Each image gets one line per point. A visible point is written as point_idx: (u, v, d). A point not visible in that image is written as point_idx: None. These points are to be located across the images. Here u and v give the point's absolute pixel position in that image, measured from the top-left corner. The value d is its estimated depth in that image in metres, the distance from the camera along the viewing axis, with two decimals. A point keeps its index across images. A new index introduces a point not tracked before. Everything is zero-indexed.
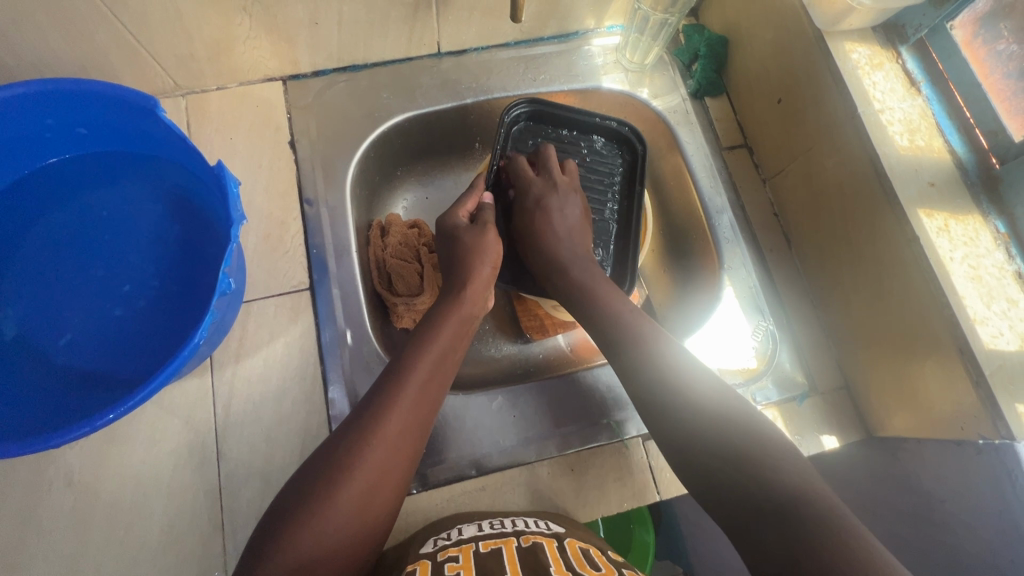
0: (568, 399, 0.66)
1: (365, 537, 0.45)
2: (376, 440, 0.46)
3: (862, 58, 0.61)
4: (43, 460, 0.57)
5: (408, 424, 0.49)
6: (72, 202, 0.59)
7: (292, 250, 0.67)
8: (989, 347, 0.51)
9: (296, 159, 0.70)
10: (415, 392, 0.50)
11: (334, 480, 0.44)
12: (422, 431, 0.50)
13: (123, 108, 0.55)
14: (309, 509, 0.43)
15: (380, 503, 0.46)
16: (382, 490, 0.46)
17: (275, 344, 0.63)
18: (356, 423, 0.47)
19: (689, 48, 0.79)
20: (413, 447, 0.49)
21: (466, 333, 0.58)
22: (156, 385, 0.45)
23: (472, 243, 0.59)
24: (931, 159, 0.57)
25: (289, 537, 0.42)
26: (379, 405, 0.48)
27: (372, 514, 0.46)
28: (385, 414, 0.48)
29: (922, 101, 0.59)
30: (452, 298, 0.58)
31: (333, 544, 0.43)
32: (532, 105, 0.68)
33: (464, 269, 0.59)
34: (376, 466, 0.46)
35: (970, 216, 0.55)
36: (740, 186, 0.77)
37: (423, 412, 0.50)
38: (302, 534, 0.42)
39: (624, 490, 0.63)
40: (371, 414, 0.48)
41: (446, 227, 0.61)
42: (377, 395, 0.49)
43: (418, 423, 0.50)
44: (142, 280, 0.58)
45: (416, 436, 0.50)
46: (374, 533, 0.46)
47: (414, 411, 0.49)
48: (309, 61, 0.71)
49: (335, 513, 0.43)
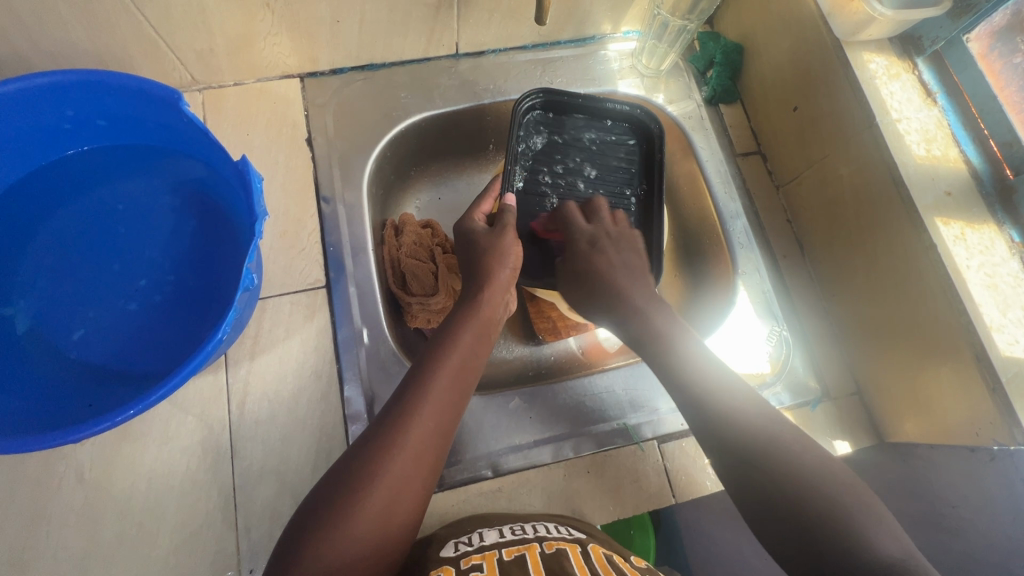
0: (587, 402, 0.66)
1: (390, 546, 0.45)
2: (398, 448, 0.46)
3: (880, 69, 0.62)
4: (54, 456, 0.56)
5: (429, 433, 0.48)
6: (88, 195, 0.59)
7: (308, 247, 0.66)
8: (1006, 355, 0.52)
9: (313, 157, 0.70)
10: (436, 398, 0.49)
11: (355, 489, 0.44)
12: (445, 437, 0.50)
13: (145, 102, 0.54)
14: (335, 518, 0.43)
15: (403, 512, 0.46)
16: (404, 500, 0.46)
17: (291, 342, 0.63)
18: (376, 432, 0.47)
19: (704, 55, 0.80)
20: (435, 456, 0.49)
21: (485, 338, 0.57)
22: (179, 381, 0.45)
23: (489, 245, 0.59)
24: (947, 169, 0.58)
25: (314, 544, 0.41)
26: (399, 413, 0.48)
27: (397, 522, 0.45)
28: (407, 422, 0.47)
29: (938, 111, 0.60)
30: (471, 302, 0.57)
31: (356, 554, 0.42)
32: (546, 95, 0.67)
33: (484, 271, 0.58)
34: (398, 475, 0.45)
35: (985, 224, 0.56)
36: (753, 193, 0.77)
37: (446, 416, 0.50)
38: (327, 544, 0.42)
39: (640, 493, 0.63)
40: (394, 419, 0.48)
41: (462, 230, 0.62)
42: (399, 401, 0.49)
43: (441, 428, 0.49)
44: (159, 275, 0.57)
45: (438, 445, 0.49)
46: (397, 544, 0.45)
47: (435, 419, 0.49)
48: (328, 59, 0.71)
49: (357, 523, 0.43)
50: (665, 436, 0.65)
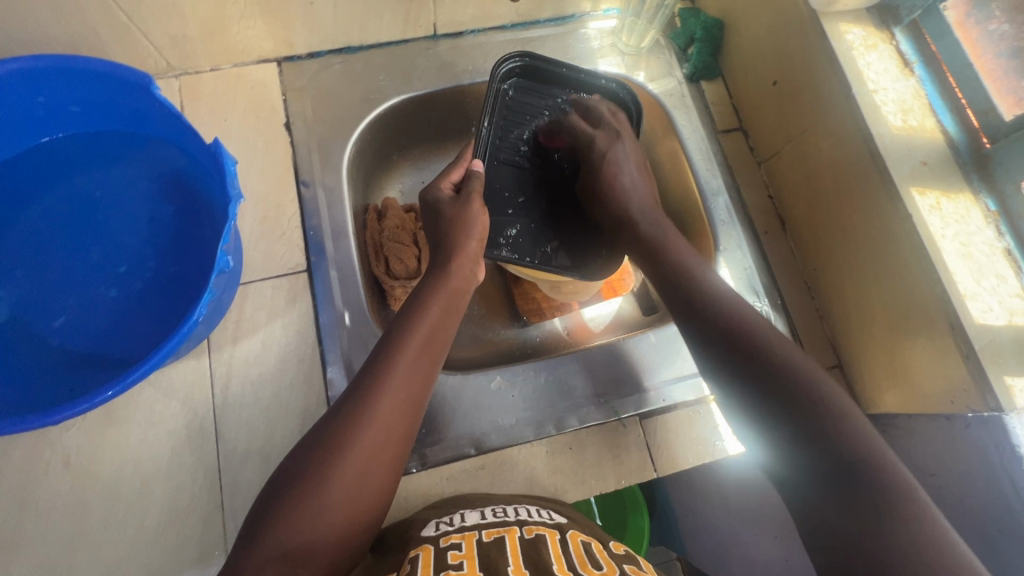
0: (570, 380, 0.66)
1: (364, 513, 0.46)
2: (366, 420, 0.47)
3: (857, 39, 0.62)
4: (41, 442, 0.57)
5: (398, 403, 0.48)
6: (64, 182, 0.59)
7: (289, 232, 0.66)
8: (980, 322, 0.52)
9: (292, 141, 0.70)
10: (404, 369, 0.50)
11: (325, 462, 0.45)
12: (417, 407, 0.50)
13: (116, 86, 0.54)
14: (308, 489, 0.43)
15: (376, 480, 0.46)
16: (376, 468, 0.46)
17: (273, 326, 0.63)
18: (345, 405, 0.48)
19: (685, 32, 0.79)
20: (407, 424, 0.49)
21: (455, 307, 0.57)
22: (155, 362, 0.45)
23: (455, 215, 0.59)
24: (924, 139, 0.58)
25: (287, 514, 0.42)
26: (367, 386, 0.48)
27: (370, 490, 0.46)
28: (377, 393, 0.48)
29: (915, 82, 0.60)
30: (440, 272, 0.57)
31: (327, 524, 0.43)
32: (522, 59, 0.66)
33: (450, 242, 0.58)
34: (368, 446, 0.46)
35: (960, 193, 0.56)
36: (735, 169, 0.77)
37: (416, 385, 0.50)
38: (301, 512, 0.43)
39: (622, 468, 0.64)
40: (365, 390, 0.48)
41: (428, 200, 0.61)
42: (369, 372, 0.49)
43: (412, 397, 0.50)
44: (138, 261, 0.57)
45: (409, 415, 0.49)
46: (372, 511, 0.46)
47: (404, 389, 0.49)
48: (305, 42, 0.70)
49: (327, 494, 0.44)
50: (647, 412, 0.66)
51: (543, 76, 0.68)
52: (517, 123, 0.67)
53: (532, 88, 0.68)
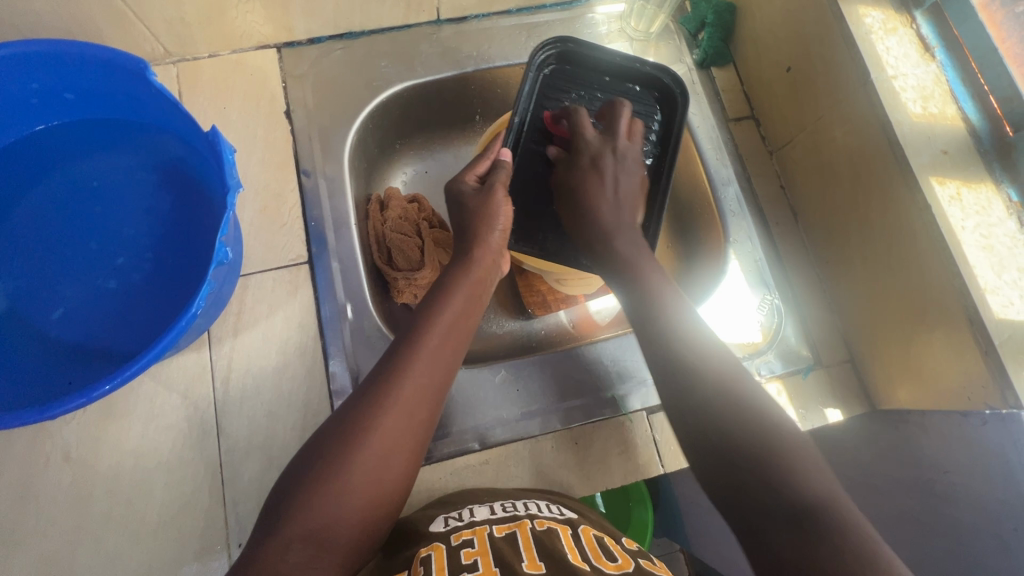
0: (576, 373, 0.65)
1: (383, 502, 0.45)
2: (389, 406, 0.46)
3: (876, 23, 0.59)
4: (40, 435, 0.56)
5: (421, 390, 0.47)
6: (60, 171, 0.57)
7: (290, 222, 0.65)
8: (1000, 317, 0.50)
9: (292, 130, 0.68)
10: (425, 357, 0.49)
11: (345, 448, 0.44)
12: (438, 396, 0.49)
13: (111, 71, 0.53)
14: (325, 474, 0.43)
15: (396, 468, 0.45)
16: (397, 456, 0.45)
17: (274, 318, 0.62)
18: (366, 391, 0.47)
19: (696, 16, 0.77)
20: (429, 413, 0.48)
21: (478, 295, 0.56)
22: (154, 355, 0.44)
23: (479, 205, 0.57)
24: (945, 127, 0.55)
25: (304, 499, 0.41)
26: (389, 373, 0.47)
27: (390, 478, 0.45)
28: (397, 381, 0.47)
29: (937, 67, 0.58)
30: (462, 263, 0.56)
31: (348, 510, 0.42)
32: (560, 46, 0.63)
33: (472, 229, 0.57)
34: (388, 432, 0.45)
35: (982, 183, 0.54)
36: (747, 159, 0.75)
37: (438, 375, 0.49)
38: (318, 498, 0.42)
39: (629, 464, 0.62)
40: (385, 378, 0.47)
41: (453, 193, 0.60)
42: (389, 360, 0.49)
43: (433, 387, 0.48)
44: (136, 252, 0.56)
45: (430, 403, 0.48)
46: (391, 500, 0.45)
47: (427, 375, 0.48)
48: (305, 27, 0.68)
49: (346, 480, 0.43)
50: (655, 407, 0.65)
51: (582, 63, 0.65)
52: (553, 109, 0.64)
53: (571, 73, 0.65)
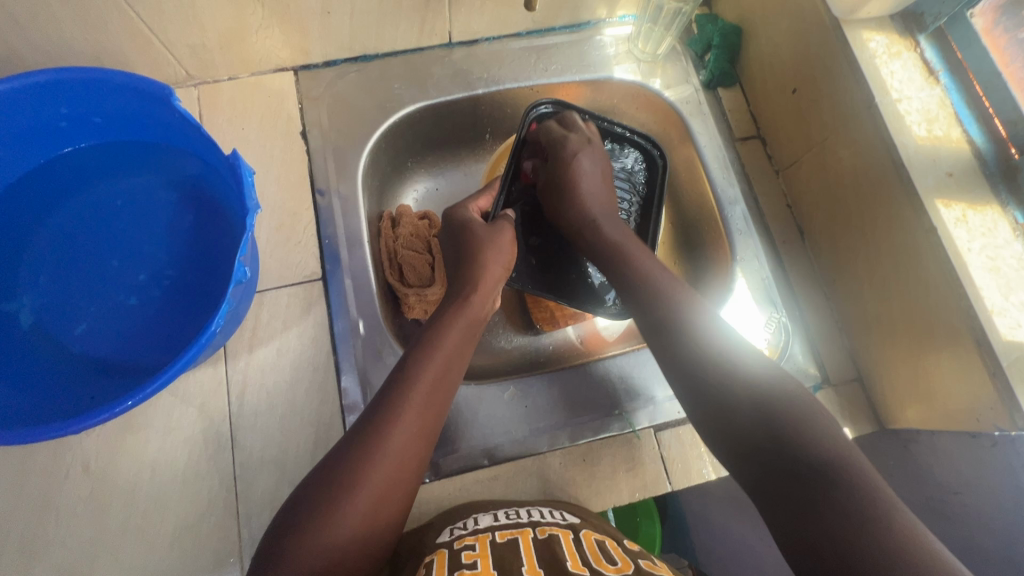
0: (583, 391, 0.66)
1: (375, 542, 0.45)
2: (382, 450, 0.45)
3: (880, 47, 0.60)
4: (61, 448, 0.58)
5: (414, 434, 0.47)
6: (86, 191, 0.60)
7: (304, 240, 0.67)
8: (1008, 338, 0.50)
9: (308, 150, 0.70)
10: (421, 397, 0.48)
11: (338, 493, 0.43)
12: (430, 435, 0.49)
13: (137, 97, 0.55)
14: (320, 517, 0.42)
15: (389, 510, 0.45)
16: (390, 497, 0.45)
17: (288, 334, 0.63)
18: (361, 430, 0.46)
19: (703, 38, 0.78)
20: (422, 453, 0.48)
21: (472, 334, 0.55)
22: (174, 372, 0.46)
23: (486, 237, 0.59)
24: (949, 149, 0.56)
25: (298, 543, 0.41)
26: (383, 414, 0.47)
27: (382, 518, 0.45)
28: (394, 421, 0.46)
29: (941, 90, 0.59)
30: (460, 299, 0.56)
31: (339, 555, 0.42)
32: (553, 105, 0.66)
33: (474, 262, 0.57)
34: (383, 474, 0.45)
35: (988, 206, 0.54)
36: (753, 178, 0.76)
37: (432, 414, 0.49)
38: (311, 542, 0.41)
39: (636, 481, 0.63)
40: (381, 418, 0.47)
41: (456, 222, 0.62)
42: (385, 398, 0.48)
43: (427, 427, 0.48)
44: (157, 269, 0.58)
45: (423, 445, 0.48)
46: (383, 540, 0.45)
47: (422, 416, 0.48)
48: (321, 50, 0.70)
49: (339, 525, 0.42)
50: (662, 424, 0.65)
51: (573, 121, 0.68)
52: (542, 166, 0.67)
53: None
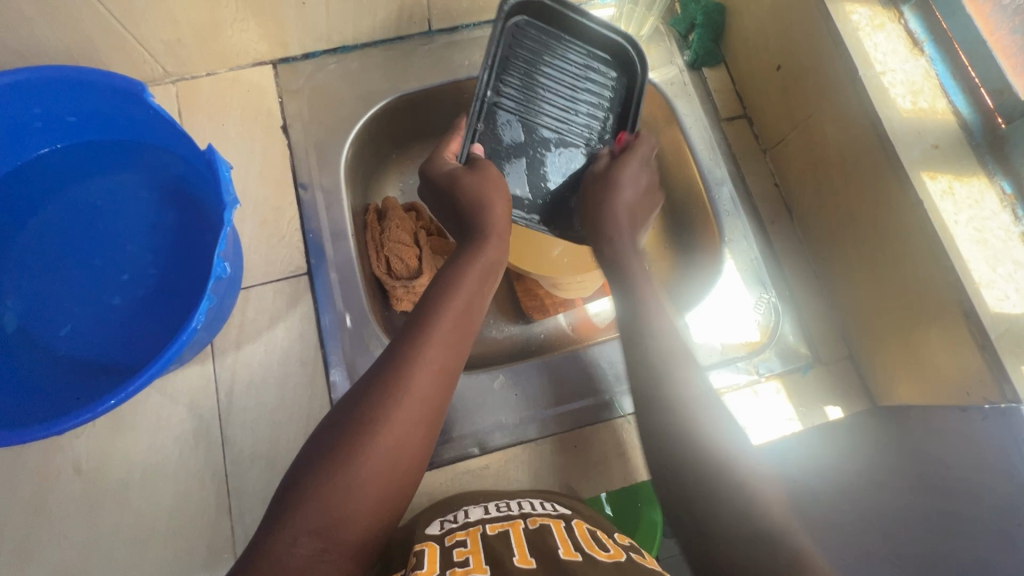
0: (571, 377, 0.65)
1: (399, 487, 0.43)
2: (403, 391, 0.44)
3: (863, 19, 0.59)
4: (51, 449, 0.58)
5: (433, 378, 0.46)
6: (67, 191, 0.59)
7: (288, 235, 0.67)
8: (995, 311, 0.50)
9: (289, 144, 0.69)
10: (440, 340, 0.47)
11: (359, 433, 0.42)
12: (451, 380, 0.48)
13: (110, 94, 0.54)
14: (342, 457, 0.41)
15: (412, 453, 0.44)
16: (414, 439, 0.44)
17: (275, 330, 0.63)
18: (382, 372, 0.45)
19: (685, 18, 0.77)
20: (443, 396, 0.47)
21: (489, 279, 0.54)
22: (156, 370, 0.45)
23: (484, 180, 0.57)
24: (935, 122, 0.55)
25: (318, 482, 0.40)
26: (402, 357, 0.46)
27: (405, 462, 0.43)
28: (414, 363, 0.45)
29: (925, 62, 0.57)
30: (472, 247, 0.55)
31: (362, 497, 0.41)
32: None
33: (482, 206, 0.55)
34: (405, 416, 0.44)
35: (974, 176, 0.53)
36: (740, 158, 0.76)
37: (451, 356, 0.48)
38: (332, 483, 0.40)
39: (629, 466, 0.63)
40: (402, 359, 0.46)
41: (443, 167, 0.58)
42: (403, 341, 0.47)
43: (448, 370, 0.47)
44: (140, 268, 0.57)
45: (443, 388, 0.47)
46: (406, 485, 0.44)
47: (442, 357, 0.47)
48: (299, 43, 0.70)
49: (362, 466, 0.41)
50: None
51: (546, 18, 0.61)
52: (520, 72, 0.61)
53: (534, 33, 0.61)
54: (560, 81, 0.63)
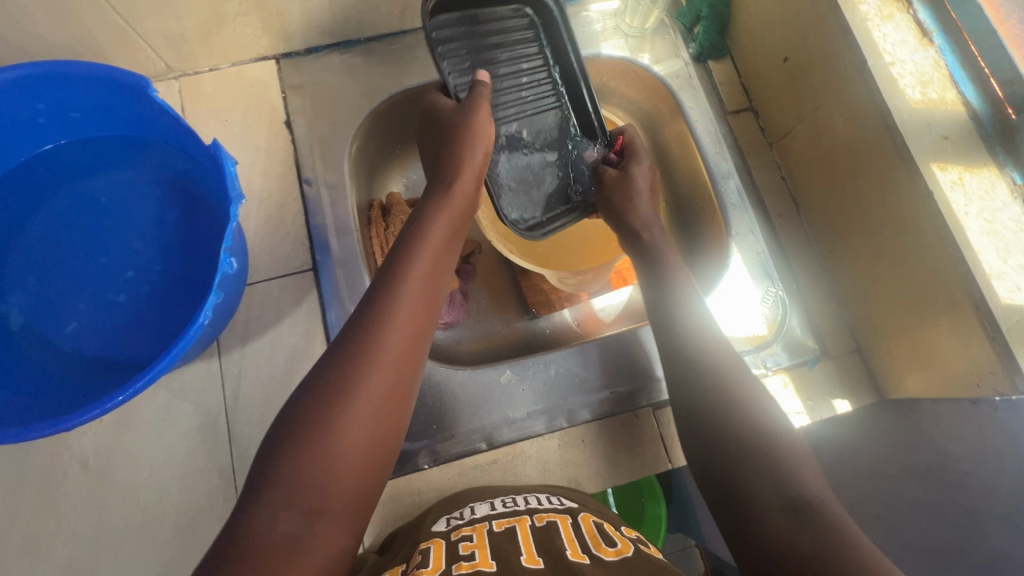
0: (579, 372, 0.64)
1: (378, 454, 0.41)
2: (372, 354, 0.42)
3: (871, 10, 0.58)
4: (57, 447, 0.58)
5: (405, 336, 0.44)
6: (70, 187, 0.59)
7: (294, 231, 0.66)
8: (1007, 302, 0.49)
9: (293, 140, 0.69)
10: (408, 299, 0.45)
11: (329, 403, 0.40)
12: (422, 341, 0.46)
13: (114, 90, 0.54)
14: (313, 430, 0.39)
15: (388, 416, 0.42)
16: (388, 404, 0.42)
17: (281, 326, 0.63)
18: (350, 338, 0.43)
19: (691, 10, 0.77)
20: (416, 355, 0.45)
21: (455, 233, 0.53)
22: (163, 366, 0.45)
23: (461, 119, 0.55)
24: (945, 112, 0.54)
25: (291, 460, 0.38)
26: (369, 321, 0.43)
27: (381, 427, 0.41)
28: (381, 324, 0.43)
29: (935, 52, 0.56)
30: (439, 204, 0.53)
31: (340, 469, 0.39)
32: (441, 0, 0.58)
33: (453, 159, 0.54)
34: (374, 380, 0.41)
35: (985, 167, 0.52)
36: (745, 152, 0.76)
37: (422, 317, 0.46)
38: (306, 461, 0.38)
39: (637, 460, 0.63)
40: (369, 323, 0.43)
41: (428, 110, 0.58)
42: (371, 305, 0.45)
43: (419, 330, 0.45)
44: (144, 265, 0.57)
45: (415, 347, 0.45)
46: (385, 452, 0.42)
47: (410, 316, 0.45)
48: (302, 37, 0.69)
49: (336, 437, 0.39)
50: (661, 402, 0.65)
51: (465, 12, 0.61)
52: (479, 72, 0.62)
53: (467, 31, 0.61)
54: (508, 58, 0.63)
